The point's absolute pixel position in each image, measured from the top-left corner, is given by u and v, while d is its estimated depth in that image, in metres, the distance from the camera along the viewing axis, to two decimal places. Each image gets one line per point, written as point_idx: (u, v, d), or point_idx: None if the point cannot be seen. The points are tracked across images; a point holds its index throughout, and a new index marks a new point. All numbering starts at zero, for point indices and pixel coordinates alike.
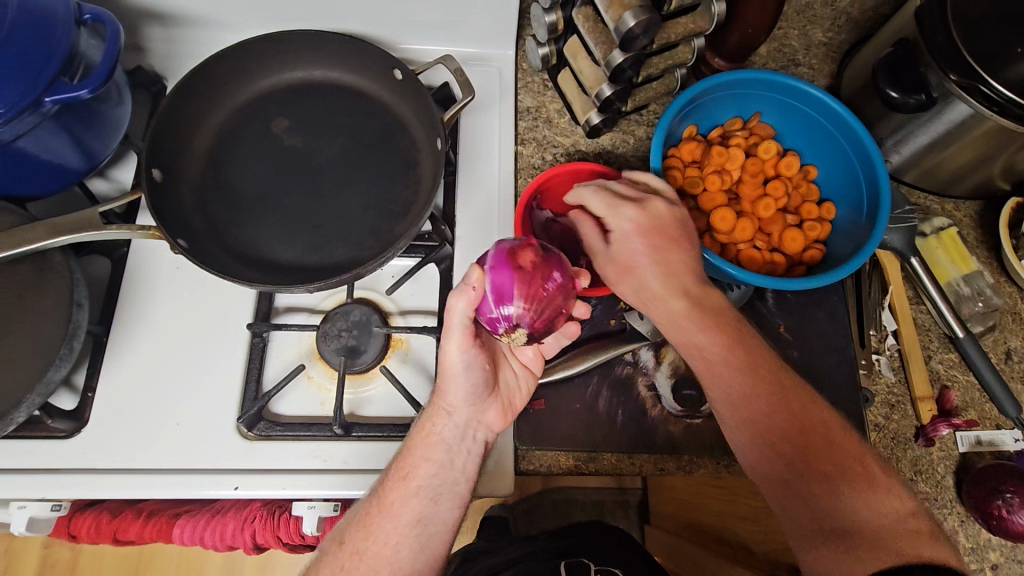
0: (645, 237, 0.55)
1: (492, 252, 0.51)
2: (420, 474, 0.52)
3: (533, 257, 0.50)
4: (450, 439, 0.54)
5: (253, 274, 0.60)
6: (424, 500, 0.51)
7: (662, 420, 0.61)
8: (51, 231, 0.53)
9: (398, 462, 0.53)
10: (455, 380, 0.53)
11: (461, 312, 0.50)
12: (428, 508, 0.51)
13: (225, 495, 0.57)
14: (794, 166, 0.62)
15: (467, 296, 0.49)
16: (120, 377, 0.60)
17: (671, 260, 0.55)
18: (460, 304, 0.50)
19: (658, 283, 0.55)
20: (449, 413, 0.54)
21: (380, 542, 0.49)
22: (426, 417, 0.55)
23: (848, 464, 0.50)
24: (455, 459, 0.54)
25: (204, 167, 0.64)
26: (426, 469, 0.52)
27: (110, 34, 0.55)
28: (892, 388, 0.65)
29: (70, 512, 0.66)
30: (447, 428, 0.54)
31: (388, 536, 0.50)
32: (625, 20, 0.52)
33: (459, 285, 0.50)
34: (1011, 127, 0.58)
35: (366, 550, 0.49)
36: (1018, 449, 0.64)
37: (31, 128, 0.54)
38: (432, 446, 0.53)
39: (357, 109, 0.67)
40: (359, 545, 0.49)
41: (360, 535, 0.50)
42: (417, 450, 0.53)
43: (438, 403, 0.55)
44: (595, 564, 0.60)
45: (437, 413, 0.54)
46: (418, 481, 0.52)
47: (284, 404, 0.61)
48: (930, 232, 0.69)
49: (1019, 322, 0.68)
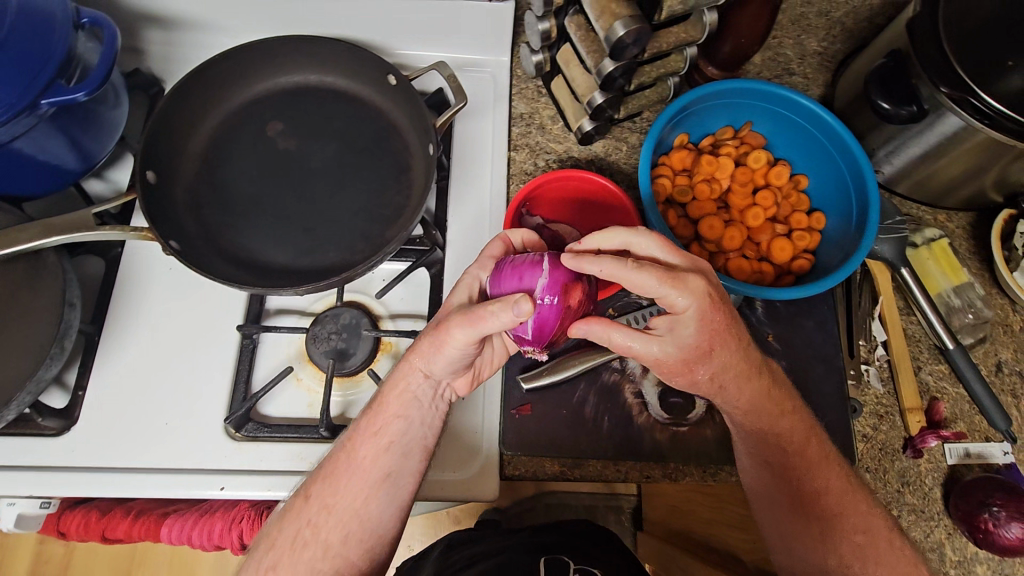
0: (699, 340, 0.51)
1: (546, 278, 0.49)
2: (390, 430, 0.54)
3: (579, 297, 0.51)
4: (422, 396, 0.55)
5: (244, 277, 0.60)
6: (394, 455, 0.53)
7: (649, 427, 0.61)
8: (45, 231, 0.54)
9: (368, 417, 0.54)
10: (446, 357, 0.51)
11: (496, 322, 0.47)
12: (398, 464, 0.53)
13: (211, 496, 0.57)
14: (784, 175, 0.62)
15: (509, 318, 0.47)
16: (112, 376, 0.60)
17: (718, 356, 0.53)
18: (495, 314, 0.47)
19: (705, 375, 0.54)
20: (425, 376, 0.54)
21: (349, 497, 0.52)
22: (399, 375, 0.54)
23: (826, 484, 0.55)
24: (424, 415, 0.55)
25: (198, 169, 0.65)
26: (397, 425, 0.54)
27: (107, 37, 0.56)
28: (880, 399, 0.65)
29: (59, 510, 0.68)
30: (420, 389, 0.54)
31: (356, 492, 0.52)
32: (615, 29, 0.51)
33: (507, 300, 0.46)
34: (1001, 140, 0.58)
35: (334, 505, 0.52)
36: (1007, 462, 0.64)
37: (27, 129, 0.54)
38: (404, 403, 0.54)
39: (350, 113, 0.68)
40: (326, 499, 0.52)
41: (327, 490, 0.52)
42: (387, 407, 0.54)
43: (415, 366, 0.54)
44: (574, 563, 0.60)
45: (412, 374, 0.54)
46: (388, 437, 0.53)
47: (272, 406, 0.62)
48: (920, 243, 0.69)
49: (1010, 334, 0.69)
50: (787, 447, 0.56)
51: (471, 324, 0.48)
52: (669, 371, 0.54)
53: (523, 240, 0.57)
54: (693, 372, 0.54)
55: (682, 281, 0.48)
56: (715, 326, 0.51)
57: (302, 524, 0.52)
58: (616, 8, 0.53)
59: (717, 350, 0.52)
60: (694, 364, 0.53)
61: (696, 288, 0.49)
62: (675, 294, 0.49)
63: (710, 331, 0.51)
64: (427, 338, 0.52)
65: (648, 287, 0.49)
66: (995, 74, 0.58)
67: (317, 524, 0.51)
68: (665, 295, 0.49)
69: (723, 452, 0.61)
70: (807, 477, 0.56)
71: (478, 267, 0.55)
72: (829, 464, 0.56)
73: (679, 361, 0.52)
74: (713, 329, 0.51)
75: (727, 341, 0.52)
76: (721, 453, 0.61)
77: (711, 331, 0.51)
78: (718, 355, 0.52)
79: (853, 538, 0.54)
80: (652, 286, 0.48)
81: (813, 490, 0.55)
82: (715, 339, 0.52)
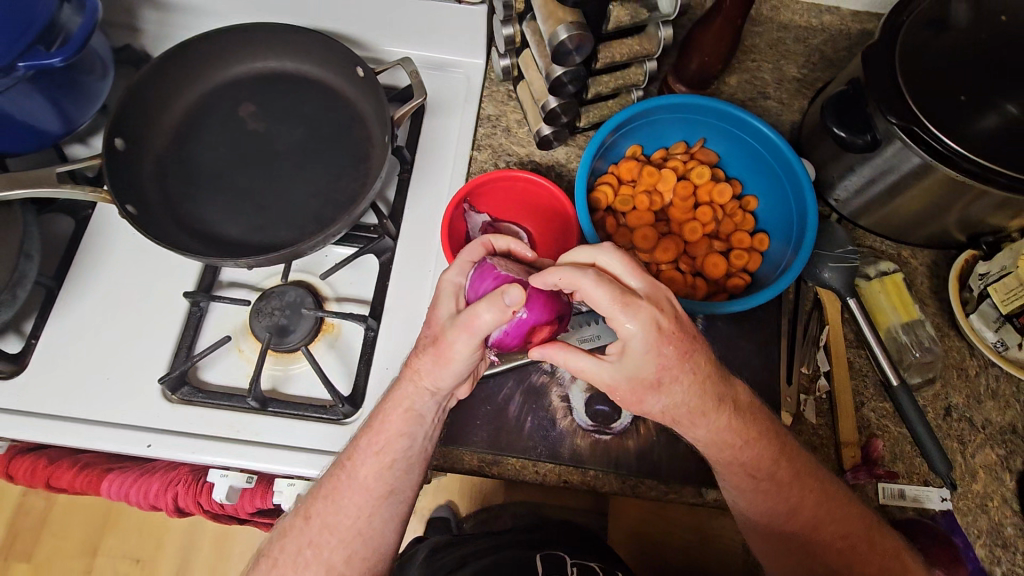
0: (652, 370, 0.51)
1: (530, 308, 0.54)
2: (393, 449, 0.55)
3: (543, 335, 0.56)
4: (427, 412, 0.55)
5: (196, 246, 0.63)
6: (397, 472, 0.55)
7: (571, 433, 0.61)
8: (10, 185, 0.57)
9: (369, 434, 0.55)
10: (452, 370, 0.52)
11: (486, 321, 0.49)
12: (400, 479, 0.56)
13: (137, 452, 0.60)
14: (727, 193, 0.62)
15: (497, 314, 0.48)
16: (66, 329, 0.63)
17: (674, 390, 0.52)
18: (484, 314, 0.48)
19: (658, 408, 0.54)
20: (431, 393, 0.54)
21: (351, 515, 0.55)
22: (403, 393, 0.54)
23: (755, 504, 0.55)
24: (427, 429, 0.56)
25: (170, 141, 0.68)
26: (400, 443, 0.55)
27: (88, 9, 0.60)
28: (817, 431, 0.64)
29: (8, 452, 0.70)
30: (425, 406, 0.55)
31: (360, 509, 0.55)
32: (557, 33, 0.53)
33: (496, 295, 0.48)
34: (956, 178, 0.57)
35: (336, 524, 0.55)
36: (943, 509, 0.62)
37: (7, 88, 0.58)
38: (409, 420, 0.55)
39: (320, 101, 0.70)
40: (327, 518, 0.55)
41: (329, 510, 0.55)
42: (391, 425, 0.55)
43: (419, 385, 0.54)
44: (572, 557, 0.61)
45: (417, 392, 0.54)
46: (391, 455, 0.55)
47: (212, 373, 0.64)
48: (874, 276, 0.68)
49: (963, 378, 0.66)
50: None
51: (469, 330, 0.50)
52: (621, 398, 0.54)
53: (508, 248, 0.59)
54: (645, 402, 0.54)
55: (633, 305, 0.48)
56: (665, 361, 0.51)
57: (305, 543, 0.55)
58: (562, 15, 0.54)
59: (667, 384, 0.52)
60: (643, 396, 0.53)
61: (644, 317, 0.48)
62: (627, 316, 0.48)
63: (661, 364, 0.51)
64: (427, 354, 0.53)
65: (599, 303, 0.49)
66: (947, 117, 0.58)
67: (318, 544, 0.55)
68: (615, 316, 0.49)
69: (643, 465, 0.61)
70: None
71: (456, 271, 0.55)
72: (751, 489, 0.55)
73: (625, 387, 0.53)
74: (664, 364, 0.51)
75: (678, 377, 0.52)
76: (642, 465, 0.61)
77: (662, 365, 0.51)
78: (669, 389, 0.52)
79: None
80: (604, 305, 0.48)
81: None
82: (665, 374, 0.51)
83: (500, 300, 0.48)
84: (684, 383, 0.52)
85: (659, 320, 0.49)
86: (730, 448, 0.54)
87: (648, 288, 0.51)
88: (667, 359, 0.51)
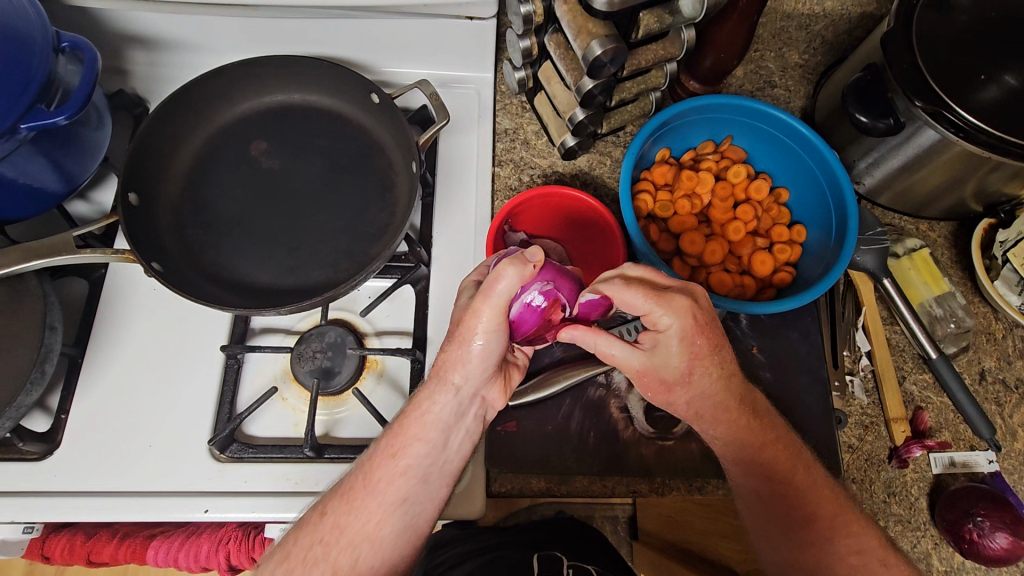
0: (688, 362, 0.51)
1: (542, 278, 0.50)
2: (410, 453, 0.52)
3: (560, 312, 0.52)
4: (446, 417, 0.53)
5: (227, 297, 0.61)
6: (411, 480, 0.52)
7: (635, 442, 0.61)
8: (25, 256, 0.54)
9: (389, 436, 0.53)
10: (480, 354, 0.50)
11: (508, 283, 0.46)
12: (414, 489, 0.52)
13: (195, 519, 0.57)
14: (763, 189, 0.66)
15: (522, 272, 0.46)
16: (95, 398, 0.60)
17: (700, 384, 0.52)
18: (507, 274, 0.46)
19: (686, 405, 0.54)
20: (454, 391, 0.52)
21: (362, 518, 0.51)
22: (424, 395, 0.52)
23: (832, 495, 0.55)
24: (447, 438, 0.53)
25: (182, 192, 0.65)
26: (416, 448, 0.52)
27: (88, 60, 0.55)
28: (866, 410, 0.65)
29: (42, 534, 0.65)
30: (445, 409, 0.52)
31: (370, 514, 0.51)
32: (592, 49, 0.52)
33: (516, 256, 0.46)
34: (977, 152, 0.58)
35: (347, 525, 0.51)
36: (992, 471, 0.64)
37: (10, 153, 0.54)
38: (427, 425, 0.52)
39: (335, 132, 0.68)
40: (341, 518, 0.51)
41: (342, 509, 0.51)
42: (408, 429, 0.53)
43: (445, 384, 0.52)
44: (568, 560, 0.54)
45: (440, 392, 0.52)
46: (407, 460, 0.52)
47: (257, 426, 0.61)
48: (903, 253, 0.69)
49: (993, 342, 0.69)
50: (782, 472, 0.54)
51: (488, 297, 0.47)
52: (647, 388, 0.54)
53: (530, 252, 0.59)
54: (671, 394, 0.54)
55: (667, 299, 0.49)
56: (695, 353, 0.51)
57: (315, 541, 0.50)
58: (594, 28, 0.54)
59: (696, 377, 0.52)
60: (671, 388, 0.53)
61: (680, 310, 0.49)
62: (662, 309, 0.49)
63: (691, 355, 0.51)
64: (452, 344, 0.51)
65: (632, 301, 0.49)
66: (959, 95, 0.60)
67: (328, 543, 0.50)
68: (650, 312, 0.49)
69: (707, 464, 0.61)
70: (806, 495, 0.54)
71: (477, 273, 0.56)
72: (798, 472, 0.54)
73: (655, 379, 0.53)
74: (694, 355, 0.51)
75: (708, 370, 0.52)
76: (706, 466, 0.61)
77: (692, 355, 0.51)
78: (697, 382, 0.52)
79: (847, 555, 0.52)
80: (638, 304, 0.49)
81: (808, 490, 0.54)
82: (695, 366, 0.51)
83: (522, 258, 0.46)
84: (715, 371, 0.52)
85: (693, 312, 0.49)
86: (776, 435, 0.54)
87: (679, 286, 0.51)
88: (699, 348, 0.50)
